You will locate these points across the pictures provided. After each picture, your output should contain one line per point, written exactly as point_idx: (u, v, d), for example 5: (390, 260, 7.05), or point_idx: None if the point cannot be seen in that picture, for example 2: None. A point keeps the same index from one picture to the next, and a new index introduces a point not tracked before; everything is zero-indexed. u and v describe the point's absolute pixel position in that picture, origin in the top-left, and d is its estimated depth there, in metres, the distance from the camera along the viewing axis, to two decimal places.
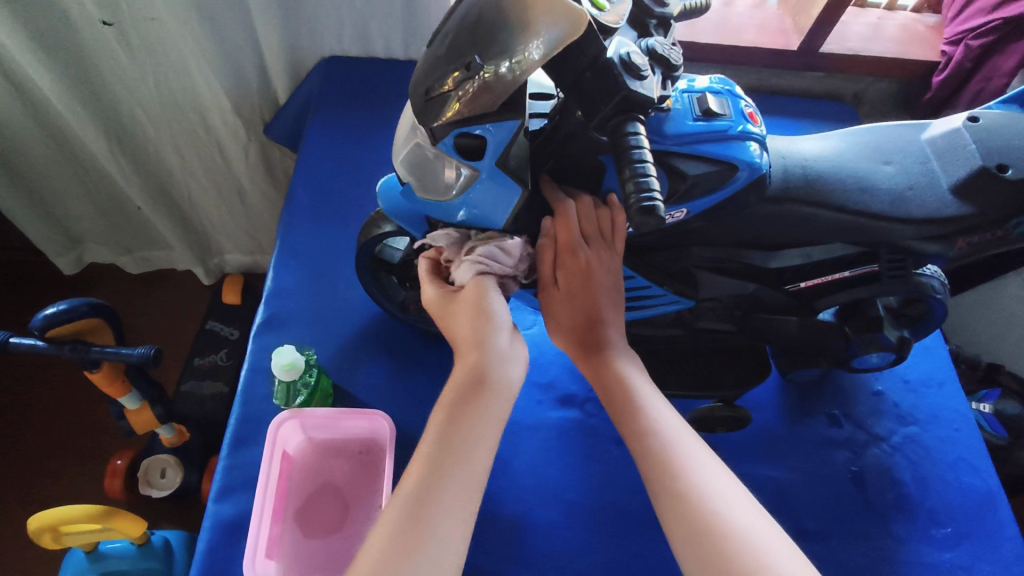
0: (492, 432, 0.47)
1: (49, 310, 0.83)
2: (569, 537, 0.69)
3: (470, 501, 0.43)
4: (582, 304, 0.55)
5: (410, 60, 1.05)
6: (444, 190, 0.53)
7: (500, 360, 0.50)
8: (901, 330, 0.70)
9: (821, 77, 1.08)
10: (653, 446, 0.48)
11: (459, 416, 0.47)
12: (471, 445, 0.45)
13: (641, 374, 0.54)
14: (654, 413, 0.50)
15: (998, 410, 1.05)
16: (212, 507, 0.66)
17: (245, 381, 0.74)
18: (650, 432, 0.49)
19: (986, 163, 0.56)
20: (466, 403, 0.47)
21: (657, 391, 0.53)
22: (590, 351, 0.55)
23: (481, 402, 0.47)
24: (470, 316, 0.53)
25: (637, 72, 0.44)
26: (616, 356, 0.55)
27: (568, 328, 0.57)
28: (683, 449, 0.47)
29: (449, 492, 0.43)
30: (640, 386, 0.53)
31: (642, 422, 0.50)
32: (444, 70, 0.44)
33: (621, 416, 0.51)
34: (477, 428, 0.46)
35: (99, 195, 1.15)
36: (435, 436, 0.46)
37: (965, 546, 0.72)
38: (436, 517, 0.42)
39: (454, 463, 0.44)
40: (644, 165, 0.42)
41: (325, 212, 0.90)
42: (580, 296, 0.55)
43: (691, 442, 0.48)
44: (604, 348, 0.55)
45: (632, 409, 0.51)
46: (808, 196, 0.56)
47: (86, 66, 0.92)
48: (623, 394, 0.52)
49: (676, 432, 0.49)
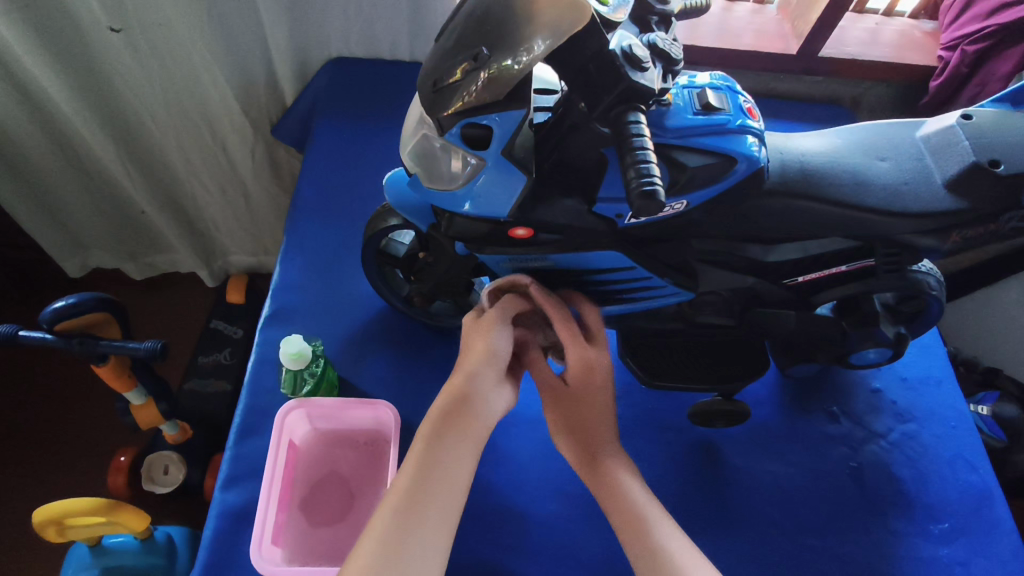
0: (471, 449, 0.53)
1: (58, 304, 0.85)
2: (571, 529, 0.70)
3: (451, 507, 0.50)
4: (592, 403, 0.62)
5: (415, 62, 1.06)
6: (449, 179, 0.54)
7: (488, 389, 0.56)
8: (898, 327, 0.71)
9: (820, 80, 1.10)
10: (658, 568, 0.52)
11: (442, 436, 0.52)
12: (452, 459, 0.51)
13: (646, 492, 0.58)
14: (660, 534, 0.54)
15: (995, 411, 1.07)
16: (219, 495, 0.67)
17: (251, 373, 0.76)
18: (638, 522, 0.55)
19: (978, 159, 0.57)
20: (451, 421, 0.53)
21: (647, 489, 0.59)
22: (594, 460, 0.61)
23: (465, 423, 0.53)
24: (477, 335, 0.60)
25: (638, 64, 0.45)
26: (618, 467, 0.59)
27: (580, 438, 0.62)
28: (666, 541, 0.54)
29: (437, 507, 0.49)
30: (637, 497, 0.57)
31: (652, 540, 0.54)
32: (452, 61, 0.46)
33: (626, 534, 0.55)
34: (461, 441, 0.53)
35: (106, 197, 1.16)
36: (421, 451, 0.51)
37: (962, 541, 0.73)
38: (424, 525, 0.48)
39: (440, 471, 0.50)
40: (645, 152, 0.44)
41: (331, 209, 0.91)
42: (589, 393, 0.62)
43: (693, 560, 0.52)
44: (606, 460, 0.60)
45: (638, 525, 0.55)
46: (805, 190, 0.58)
47: (95, 71, 0.94)
48: (629, 516, 0.56)
49: (679, 551, 0.53)
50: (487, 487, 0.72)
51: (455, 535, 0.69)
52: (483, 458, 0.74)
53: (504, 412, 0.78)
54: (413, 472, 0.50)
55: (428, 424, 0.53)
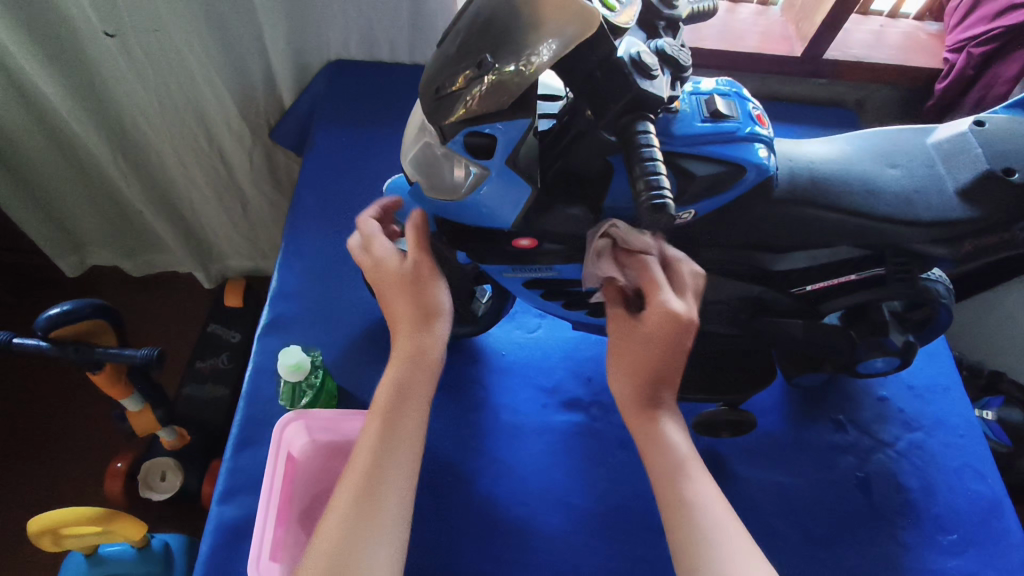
0: (422, 408, 0.54)
1: (53, 310, 0.83)
2: (574, 541, 0.69)
3: (410, 470, 0.52)
4: (665, 355, 0.53)
5: (415, 64, 1.05)
6: (452, 189, 0.53)
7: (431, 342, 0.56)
8: (906, 335, 0.70)
9: (824, 83, 1.09)
10: (683, 519, 0.49)
11: (389, 431, 0.52)
12: (400, 458, 0.51)
13: (686, 441, 0.54)
14: (690, 484, 0.51)
15: (1000, 417, 1.07)
16: (216, 508, 0.66)
17: (249, 382, 0.74)
18: (685, 501, 0.50)
19: (991, 167, 0.56)
20: (405, 385, 0.54)
21: (696, 455, 0.54)
22: (648, 410, 0.55)
23: (415, 383, 0.54)
24: (398, 292, 0.56)
25: (647, 72, 0.44)
26: (667, 420, 0.55)
27: (637, 382, 0.55)
28: (710, 516, 0.49)
29: (389, 504, 0.49)
30: (687, 459, 0.53)
31: (678, 492, 0.51)
32: (455, 69, 0.45)
33: (662, 487, 0.52)
34: (409, 436, 0.53)
35: (102, 199, 1.15)
36: (370, 448, 0.51)
37: (972, 552, 0.72)
38: (385, 492, 0.49)
39: (396, 436, 0.52)
40: (654, 163, 0.42)
41: (330, 215, 0.90)
42: (668, 346, 0.52)
43: (721, 510, 0.50)
44: (658, 409, 0.55)
45: (673, 474, 0.52)
46: (815, 198, 0.57)
47: (91, 73, 0.92)
48: (669, 462, 0.53)
49: (706, 501, 0.50)
50: (489, 499, 0.71)
51: (456, 548, 0.68)
52: (485, 469, 0.73)
53: (506, 422, 0.77)
54: (361, 470, 0.50)
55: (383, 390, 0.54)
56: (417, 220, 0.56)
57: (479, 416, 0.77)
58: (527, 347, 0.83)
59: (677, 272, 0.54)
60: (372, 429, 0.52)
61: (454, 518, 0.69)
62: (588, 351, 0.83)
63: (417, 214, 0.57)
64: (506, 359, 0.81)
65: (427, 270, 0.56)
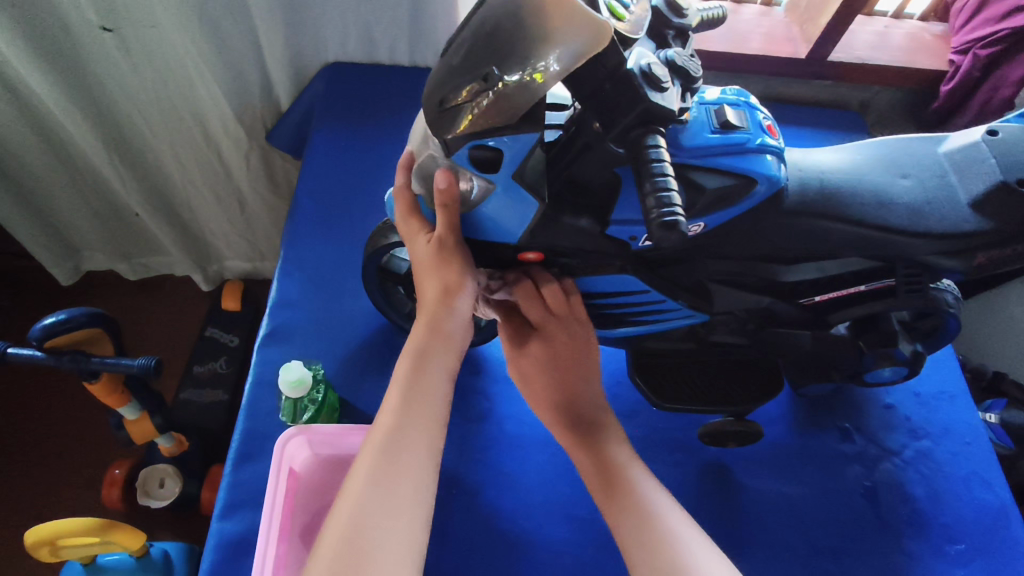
0: (445, 378, 0.53)
1: (48, 319, 0.82)
2: (579, 554, 0.68)
3: (434, 438, 0.51)
4: (559, 382, 0.64)
5: (414, 66, 1.04)
6: (456, 201, 0.52)
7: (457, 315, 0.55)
8: (914, 344, 0.69)
9: (828, 85, 1.08)
10: (637, 524, 0.53)
11: (411, 399, 0.51)
12: (422, 423, 0.50)
13: (630, 458, 0.59)
14: (641, 492, 0.56)
15: (1004, 420, 1.04)
16: (217, 524, 0.65)
17: (249, 394, 0.73)
18: (639, 505, 0.55)
19: (1006, 177, 0.55)
20: (428, 353, 0.53)
21: (645, 471, 0.59)
22: (569, 434, 0.62)
23: (436, 353, 0.54)
24: (428, 277, 0.54)
25: (657, 84, 0.43)
26: (607, 438, 0.61)
27: (549, 407, 0.65)
28: (667, 518, 0.54)
29: (410, 467, 0.48)
30: (632, 474, 0.57)
31: (630, 499, 0.55)
32: (458, 81, 0.43)
33: (608, 501, 0.57)
34: (432, 402, 0.52)
35: (97, 201, 1.13)
36: (392, 410, 0.50)
37: (979, 562, 0.71)
38: (407, 458, 0.48)
39: (419, 405, 0.51)
40: (665, 179, 0.41)
41: (329, 221, 0.88)
42: (554, 372, 0.64)
43: (674, 515, 0.54)
44: (593, 436, 0.61)
45: (615, 490, 0.56)
46: (825, 209, 0.56)
47: (85, 74, 0.90)
48: (605, 476, 0.58)
49: (659, 508, 0.54)
50: (493, 511, 0.70)
51: (459, 563, 0.67)
52: (489, 481, 0.72)
53: (509, 433, 0.76)
54: (382, 430, 0.49)
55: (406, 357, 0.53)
56: (447, 182, 0.49)
57: (482, 426, 0.76)
58: None
59: (535, 305, 0.60)
60: (393, 393, 0.52)
61: (457, 532, 0.68)
62: None
63: (444, 174, 0.49)
64: (508, 368, 0.80)
65: (450, 244, 0.54)
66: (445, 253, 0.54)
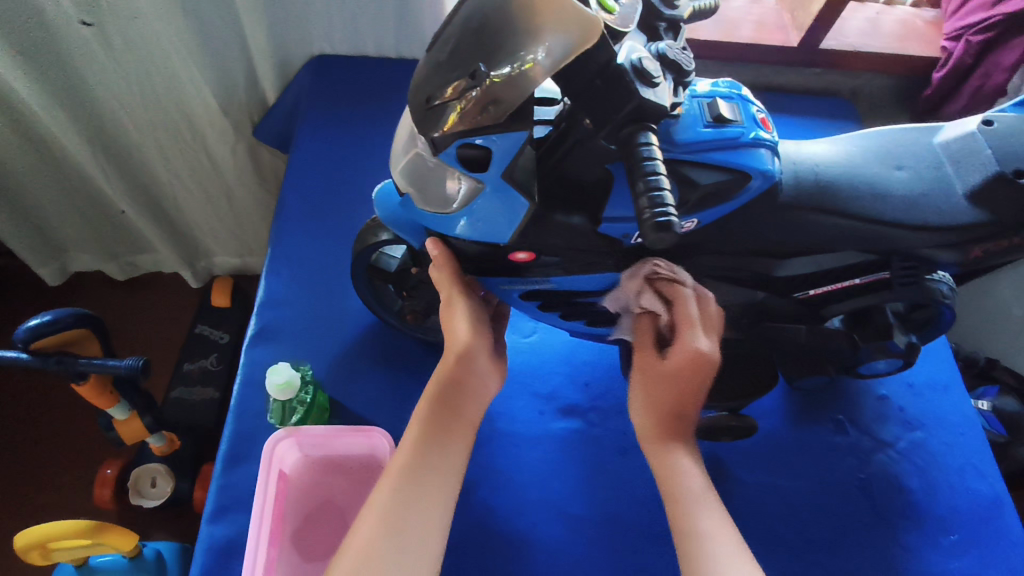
0: (465, 433, 0.55)
1: (33, 321, 0.80)
2: (575, 552, 0.68)
3: (448, 490, 0.52)
4: (681, 392, 0.55)
5: (402, 58, 1.02)
6: (445, 202, 0.51)
7: (479, 371, 0.56)
8: (909, 336, 0.68)
9: (820, 73, 1.07)
10: (693, 548, 0.49)
11: (429, 452, 0.52)
12: (443, 460, 0.52)
13: (697, 470, 0.54)
14: (701, 513, 0.51)
15: (996, 406, 1.05)
16: (206, 528, 0.64)
17: (237, 396, 0.72)
18: (696, 534, 0.50)
19: (1002, 169, 0.55)
20: (448, 403, 0.55)
21: (709, 488, 0.53)
22: (660, 440, 0.56)
23: (457, 406, 0.55)
24: (451, 321, 0.57)
25: (649, 79, 0.42)
26: (679, 446, 0.55)
27: (651, 413, 0.57)
28: (721, 552, 0.48)
29: (429, 503, 0.50)
30: (693, 490, 0.53)
31: (691, 514, 0.51)
32: (446, 77, 0.42)
33: (674, 509, 0.52)
34: (451, 438, 0.54)
35: (84, 201, 1.10)
36: (413, 445, 0.53)
37: (973, 552, 0.71)
38: (419, 508, 0.50)
39: (437, 458, 0.52)
40: (658, 178, 0.40)
41: (317, 218, 0.87)
42: (685, 384, 0.55)
43: (728, 538, 0.50)
44: (671, 439, 0.56)
45: (682, 501, 0.52)
46: (820, 203, 0.55)
47: (69, 72, 0.88)
48: (673, 490, 0.53)
49: (717, 531, 0.50)
50: (487, 510, 0.69)
51: (453, 564, 0.66)
52: (482, 480, 0.71)
53: (502, 430, 0.75)
54: (395, 479, 0.51)
55: (424, 407, 0.55)
56: (437, 249, 0.56)
57: None
58: (522, 352, 0.81)
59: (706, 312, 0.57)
60: (416, 429, 0.54)
61: (452, 532, 0.68)
62: (585, 355, 0.81)
63: (436, 242, 0.56)
64: None
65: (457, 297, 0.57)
66: (456, 304, 0.57)
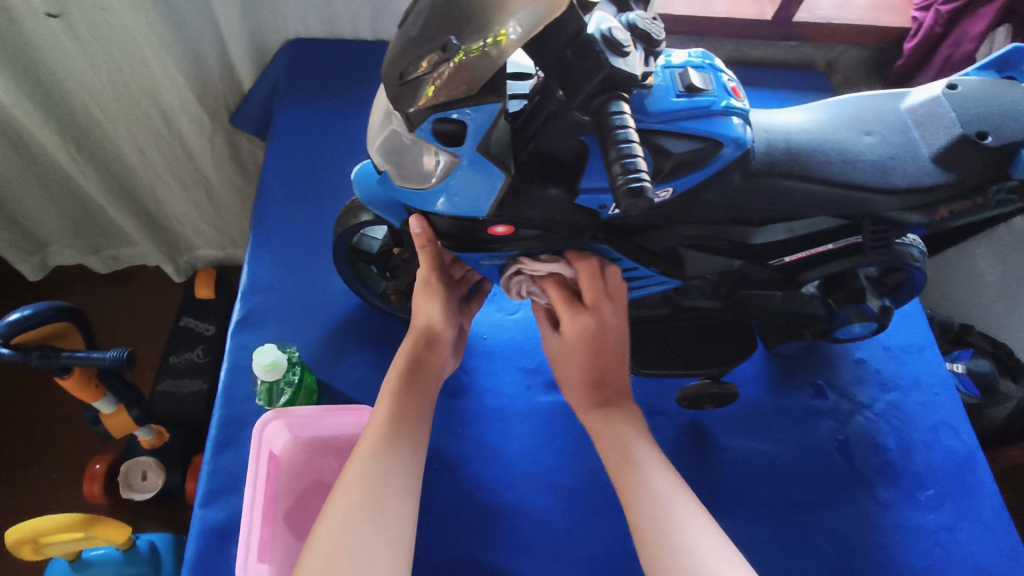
0: (427, 414, 0.59)
1: (13, 316, 0.79)
2: (564, 520, 0.69)
3: (414, 463, 0.55)
4: (586, 361, 0.61)
5: (378, 40, 1.02)
6: (422, 178, 0.52)
7: (438, 356, 0.63)
8: (883, 299, 0.69)
9: (794, 46, 1.08)
10: (643, 504, 0.53)
11: (395, 429, 0.55)
12: (406, 444, 0.55)
13: (643, 439, 0.59)
14: (649, 474, 0.54)
15: (970, 369, 1.07)
16: (199, 511, 0.65)
17: (225, 381, 0.73)
18: (647, 492, 0.53)
19: (966, 131, 0.56)
20: (411, 384, 0.59)
21: (658, 454, 0.57)
22: (591, 411, 0.61)
23: (420, 389, 0.59)
24: (424, 301, 0.63)
25: (619, 48, 0.43)
26: (617, 413, 0.60)
27: (579, 386, 0.62)
28: (672, 508, 0.52)
29: (396, 482, 0.52)
30: (639, 449, 0.57)
31: (640, 480, 0.54)
32: (418, 53, 0.43)
33: (621, 476, 0.56)
34: (416, 425, 0.57)
35: (61, 196, 1.09)
36: (378, 433, 0.55)
37: (947, 507, 0.74)
38: (390, 481, 0.52)
39: (402, 435, 0.55)
40: (630, 146, 0.41)
41: (299, 203, 0.87)
42: (585, 354, 0.61)
43: (677, 491, 0.53)
44: (606, 406, 0.61)
45: (625, 461, 0.56)
46: (792, 169, 0.56)
47: (37, 65, 0.86)
48: (620, 455, 0.57)
49: (663, 486, 0.54)
50: (477, 484, 0.71)
51: (444, 536, 0.67)
52: (471, 455, 0.73)
53: (490, 406, 0.76)
54: (367, 454, 0.53)
55: (388, 390, 0.59)
56: (422, 228, 0.57)
57: (462, 401, 0.76)
58: (507, 329, 0.82)
59: (584, 284, 0.59)
60: (379, 418, 0.56)
61: (444, 505, 0.69)
62: None
63: (419, 221, 0.57)
64: (487, 343, 0.80)
65: (434, 282, 0.62)
66: (431, 288, 0.62)
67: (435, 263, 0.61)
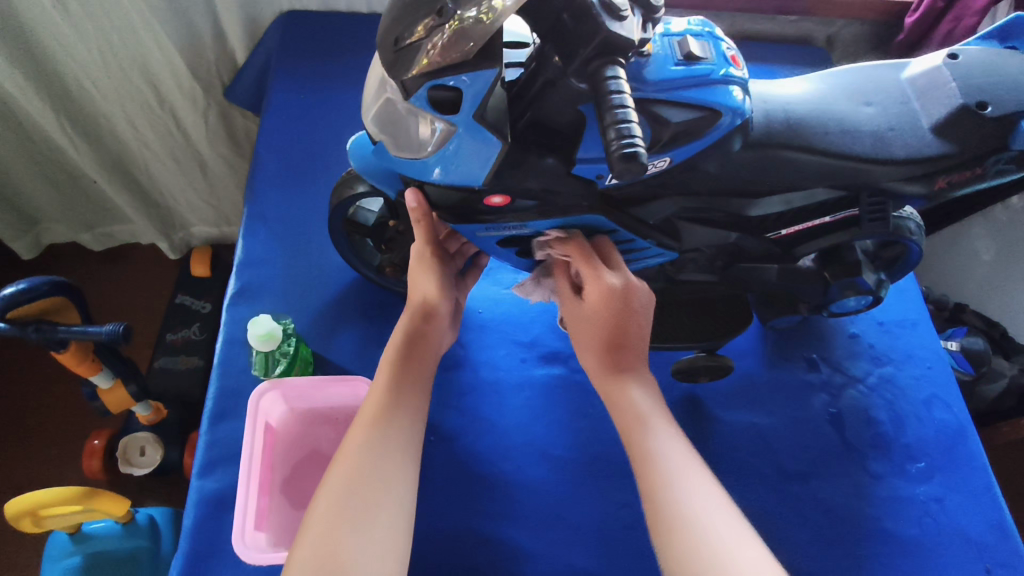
0: (424, 383, 0.59)
1: (7, 291, 0.78)
2: (560, 492, 0.70)
3: (414, 432, 0.55)
4: (604, 327, 0.59)
5: (372, 13, 1.01)
6: (418, 146, 0.52)
7: (437, 328, 0.62)
8: (878, 273, 0.70)
9: (794, 20, 1.06)
10: (649, 458, 0.52)
11: (393, 401, 0.56)
12: (406, 414, 0.55)
13: (653, 402, 0.57)
14: (657, 434, 0.54)
15: (964, 347, 1.05)
16: (197, 482, 0.65)
17: (221, 354, 0.73)
18: (651, 448, 0.53)
19: (966, 101, 0.56)
20: (409, 357, 0.59)
21: (665, 411, 0.56)
22: (607, 374, 0.59)
23: (417, 361, 0.59)
24: (421, 275, 0.63)
25: (616, 13, 0.42)
26: (632, 382, 0.58)
27: (598, 353, 0.60)
28: (672, 465, 0.51)
29: (396, 449, 0.53)
30: (648, 407, 0.56)
31: (642, 436, 0.54)
32: (413, 16, 0.42)
33: (631, 434, 0.55)
34: (414, 396, 0.57)
35: (53, 171, 1.07)
36: (374, 411, 0.55)
37: (938, 478, 0.75)
38: (388, 448, 0.52)
39: (399, 405, 0.56)
40: (625, 111, 0.40)
41: (294, 177, 0.86)
42: (608, 316, 0.59)
43: (684, 454, 0.52)
44: (622, 372, 0.58)
45: (637, 424, 0.55)
46: (790, 141, 0.56)
47: (25, 36, 0.85)
48: (633, 413, 0.56)
49: (668, 445, 0.53)
50: (473, 456, 0.71)
51: (443, 505, 0.68)
52: (468, 427, 0.73)
53: (486, 379, 0.76)
54: (366, 424, 0.54)
55: (386, 362, 0.59)
56: (417, 200, 0.57)
57: (459, 374, 0.76)
58: (504, 303, 0.82)
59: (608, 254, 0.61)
60: (375, 397, 0.56)
61: (440, 477, 0.70)
62: None
63: (415, 193, 0.57)
64: (482, 317, 0.80)
65: (429, 257, 0.62)
66: (426, 262, 0.62)
67: (430, 236, 0.61)
